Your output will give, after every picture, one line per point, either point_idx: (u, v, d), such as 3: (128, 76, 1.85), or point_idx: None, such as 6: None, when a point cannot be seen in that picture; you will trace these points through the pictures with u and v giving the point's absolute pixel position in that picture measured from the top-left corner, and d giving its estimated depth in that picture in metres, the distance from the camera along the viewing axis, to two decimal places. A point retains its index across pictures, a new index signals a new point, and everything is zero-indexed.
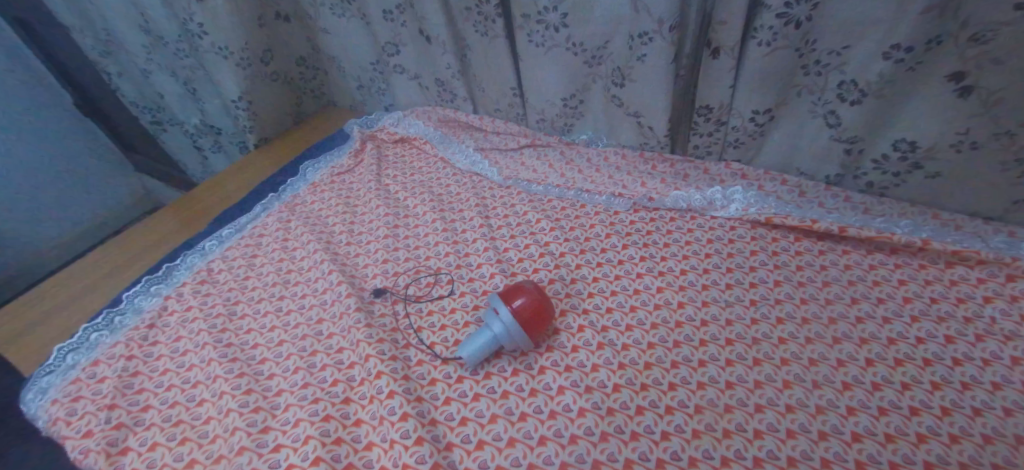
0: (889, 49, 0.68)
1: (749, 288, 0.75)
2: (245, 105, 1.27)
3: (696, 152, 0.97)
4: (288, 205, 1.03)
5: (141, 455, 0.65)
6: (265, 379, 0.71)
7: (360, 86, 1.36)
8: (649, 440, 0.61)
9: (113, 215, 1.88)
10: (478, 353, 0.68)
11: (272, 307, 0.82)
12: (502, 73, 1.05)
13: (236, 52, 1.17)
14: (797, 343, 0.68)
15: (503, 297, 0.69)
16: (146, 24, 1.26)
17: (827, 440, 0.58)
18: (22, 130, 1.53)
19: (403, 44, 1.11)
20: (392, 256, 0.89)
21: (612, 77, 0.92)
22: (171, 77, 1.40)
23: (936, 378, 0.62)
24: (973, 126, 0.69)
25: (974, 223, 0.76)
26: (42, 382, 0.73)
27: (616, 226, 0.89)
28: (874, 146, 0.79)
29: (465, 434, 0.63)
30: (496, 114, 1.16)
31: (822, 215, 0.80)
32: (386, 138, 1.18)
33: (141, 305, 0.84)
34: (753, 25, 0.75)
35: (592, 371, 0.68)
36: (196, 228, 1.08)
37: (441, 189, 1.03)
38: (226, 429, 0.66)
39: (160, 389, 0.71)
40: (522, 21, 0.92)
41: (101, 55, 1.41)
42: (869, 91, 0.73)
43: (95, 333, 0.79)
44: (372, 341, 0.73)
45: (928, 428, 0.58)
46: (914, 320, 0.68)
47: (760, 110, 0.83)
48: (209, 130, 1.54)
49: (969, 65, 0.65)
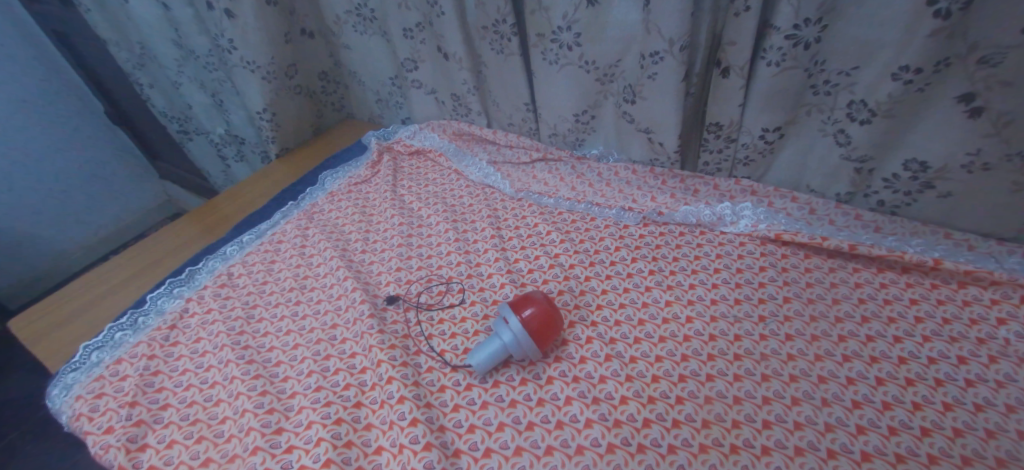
0: (898, 70, 0.69)
1: (758, 304, 0.75)
2: (269, 117, 1.32)
3: (706, 169, 0.98)
4: (306, 213, 1.06)
5: (159, 451, 0.67)
6: (280, 381, 0.73)
7: (378, 99, 1.40)
8: (655, 454, 0.61)
9: (136, 219, 1.94)
10: (488, 360, 0.69)
11: (288, 312, 0.84)
12: (516, 89, 1.08)
13: (262, 66, 1.22)
14: (806, 359, 0.68)
15: (512, 307, 0.70)
16: (178, 39, 1.32)
17: (836, 458, 0.58)
18: (55, 136, 1.60)
19: (421, 61, 1.15)
20: (405, 264, 0.91)
21: (623, 94, 0.94)
22: (199, 89, 1.46)
23: (948, 398, 0.61)
24: (985, 147, 0.70)
25: (987, 244, 0.75)
26: (67, 378, 0.76)
27: (625, 239, 0.90)
28: (885, 165, 0.80)
29: (473, 442, 0.64)
30: (510, 128, 1.19)
31: (832, 233, 0.80)
32: (402, 150, 1.21)
33: (163, 306, 0.87)
34: (763, 46, 0.77)
35: (599, 382, 0.69)
36: (217, 234, 1.12)
37: (454, 200, 1.06)
38: (242, 429, 0.68)
39: (179, 388, 0.74)
40: (537, 40, 0.95)
41: (134, 68, 1.48)
42: (879, 111, 0.74)
43: (119, 332, 0.82)
44: (384, 347, 0.75)
45: (940, 449, 0.57)
46: (926, 340, 0.67)
47: (770, 128, 0.84)
48: (233, 140, 1.60)
49: (978, 87, 0.66)
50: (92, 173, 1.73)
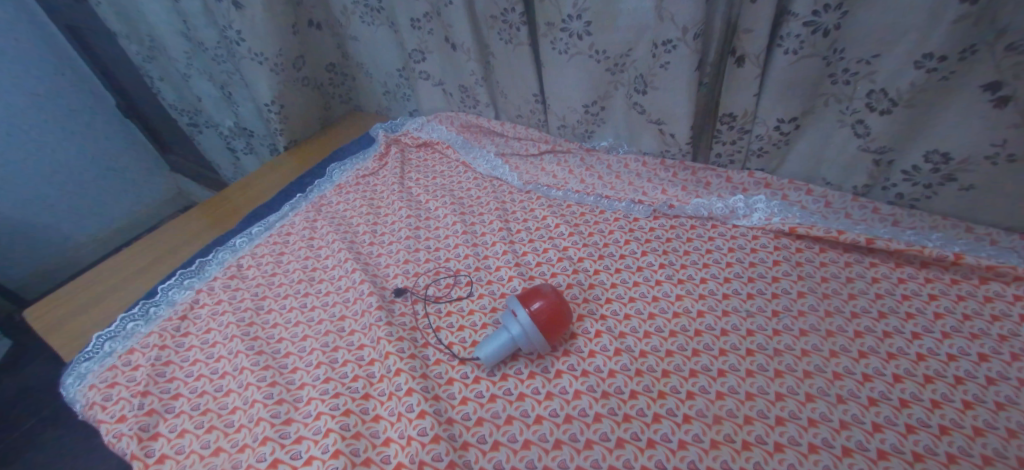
0: (921, 58, 0.67)
1: (771, 299, 0.74)
2: (277, 109, 1.32)
3: (718, 161, 0.96)
4: (315, 205, 1.06)
5: (170, 441, 0.67)
6: (289, 372, 0.74)
7: (386, 92, 1.39)
8: (665, 449, 0.60)
9: (150, 211, 1.97)
10: (497, 351, 0.69)
11: (297, 303, 0.84)
12: (524, 79, 1.06)
13: (270, 57, 1.22)
14: (821, 356, 0.66)
15: (519, 300, 0.70)
16: (187, 31, 1.32)
17: (852, 456, 0.57)
18: (67, 130, 1.62)
19: (429, 51, 1.14)
20: (413, 257, 0.90)
21: (634, 84, 0.92)
22: (208, 81, 1.46)
23: (968, 396, 0.60)
24: (1011, 137, 0.67)
25: (1010, 238, 0.73)
26: (80, 368, 0.77)
27: (636, 232, 0.88)
28: (905, 157, 0.77)
29: (482, 435, 0.64)
30: (518, 120, 1.18)
31: (848, 227, 0.79)
32: (409, 142, 1.20)
33: (174, 297, 0.87)
34: (779, 34, 0.75)
35: (609, 376, 0.68)
36: (227, 226, 1.13)
37: (462, 193, 1.05)
38: (251, 419, 0.68)
39: (189, 378, 0.74)
40: (546, 29, 0.94)
41: (144, 60, 1.48)
42: (900, 101, 0.72)
43: (131, 323, 0.83)
44: (392, 339, 0.74)
45: (959, 448, 0.56)
46: (945, 336, 0.66)
47: (786, 119, 0.82)
48: (242, 132, 1.60)
49: (1006, 75, 0.63)
50: (106, 166, 1.76)
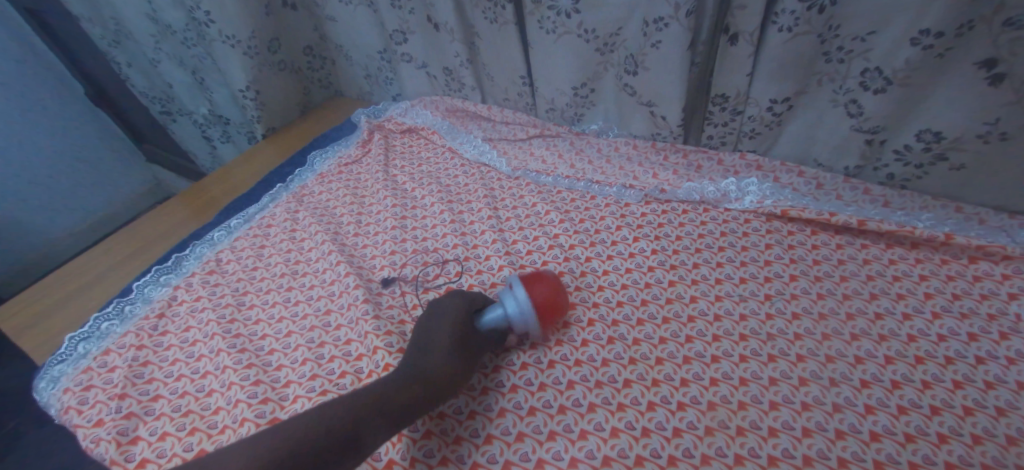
0: (918, 34, 0.65)
1: (764, 283, 0.73)
2: (253, 95, 1.27)
3: (709, 142, 0.95)
4: (296, 195, 1.02)
5: (151, 444, 0.64)
6: (273, 370, 0.71)
7: (367, 75, 1.34)
8: (660, 437, 0.59)
9: (125, 205, 1.89)
10: (490, 327, 0.67)
11: (280, 298, 0.82)
12: (511, 61, 1.03)
13: (243, 40, 1.16)
14: (814, 339, 0.66)
15: (523, 280, 0.68)
16: (153, 13, 1.25)
17: (845, 439, 0.57)
18: (33, 119, 1.53)
19: (411, 32, 1.09)
20: (399, 248, 0.88)
21: (625, 65, 0.89)
22: (179, 67, 1.39)
23: (958, 376, 0.60)
24: (1004, 116, 0.67)
25: (999, 217, 0.73)
26: (53, 371, 0.74)
27: (627, 217, 0.87)
28: (897, 136, 0.77)
29: (475, 428, 0.63)
30: (505, 103, 1.15)
31: (840, 208, 0.78)
32: (393, 128, 1.16)
33: (150, 295, 0.84)
34: (774, 10, 0.72)
35: (602, 365, 0.67)
36: (204, 219, 1.08)
37: (449, 180, 1.02)
38: (235, 419, 0.65)
39: (169, 378, 0.71)
40: (534, 7, 0.90)
41: (109, 45, 1.41)
42: (894, 79, 0.70)
43: (106, 323, 0.79)
44: (380, 333, 0.72)
45: (949, 428, 0.56)
46: (935, 317, 0.66)
47: (779, 99, 0.81)
48: (217, 120, 1.54)
49: (1002, 51, 0.62)
50: (76, 157, 1.67)
